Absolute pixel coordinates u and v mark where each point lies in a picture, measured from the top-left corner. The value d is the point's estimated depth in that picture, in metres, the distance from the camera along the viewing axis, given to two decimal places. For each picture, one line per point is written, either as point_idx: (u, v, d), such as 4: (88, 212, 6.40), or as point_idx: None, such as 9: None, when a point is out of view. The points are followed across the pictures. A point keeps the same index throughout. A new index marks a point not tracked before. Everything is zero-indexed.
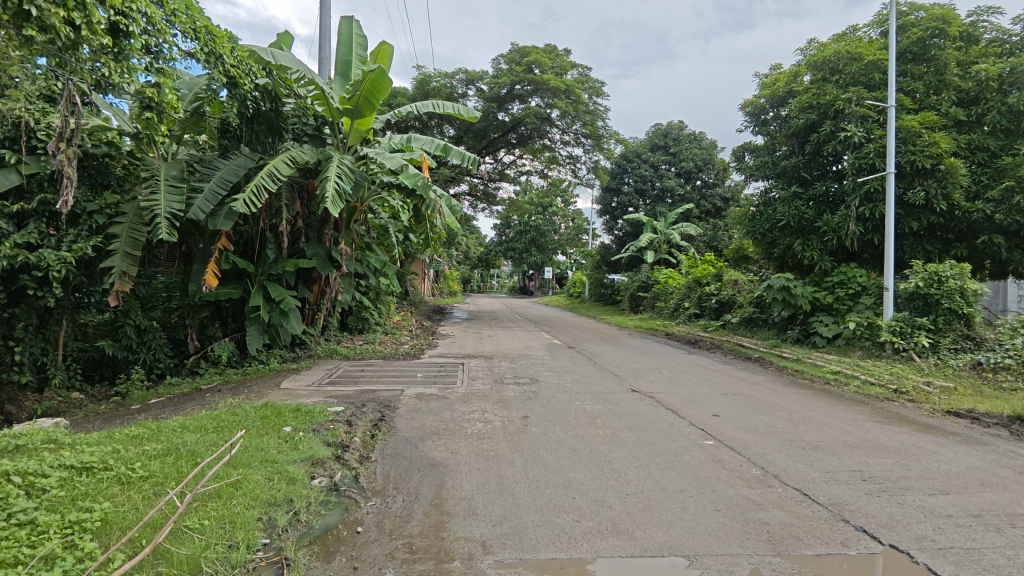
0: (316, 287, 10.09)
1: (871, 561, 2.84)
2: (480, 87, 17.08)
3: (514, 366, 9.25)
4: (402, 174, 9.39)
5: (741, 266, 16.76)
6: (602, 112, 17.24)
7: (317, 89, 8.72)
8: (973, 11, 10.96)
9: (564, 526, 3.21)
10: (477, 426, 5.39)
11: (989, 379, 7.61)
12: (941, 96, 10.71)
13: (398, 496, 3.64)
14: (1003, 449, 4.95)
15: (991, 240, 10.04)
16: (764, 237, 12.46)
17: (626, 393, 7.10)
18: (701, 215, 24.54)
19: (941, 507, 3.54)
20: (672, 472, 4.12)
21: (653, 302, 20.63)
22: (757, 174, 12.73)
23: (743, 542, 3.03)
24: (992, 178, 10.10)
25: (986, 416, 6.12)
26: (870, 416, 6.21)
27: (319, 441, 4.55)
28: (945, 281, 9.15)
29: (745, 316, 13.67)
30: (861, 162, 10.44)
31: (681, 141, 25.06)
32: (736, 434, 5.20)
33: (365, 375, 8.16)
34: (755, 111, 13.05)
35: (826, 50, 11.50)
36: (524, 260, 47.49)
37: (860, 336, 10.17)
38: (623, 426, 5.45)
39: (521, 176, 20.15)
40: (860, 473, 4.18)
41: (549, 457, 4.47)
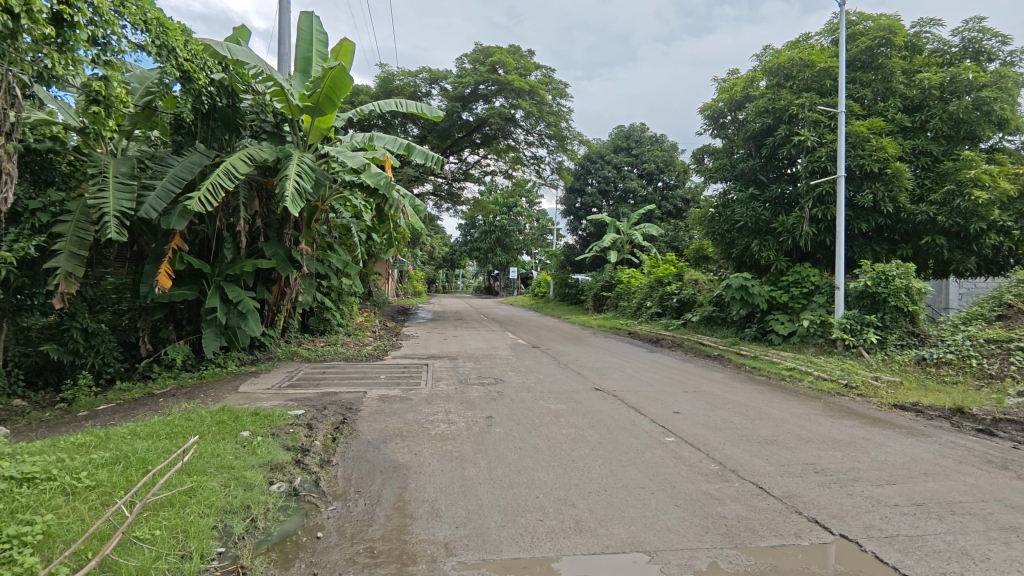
0: (275, 288, 9.86)
1: (823, 551, 2.95)
2: (444, 87, 16.99)
3: (479, 366, 9.24)
4: (364, 173, 9.25)
5: (702, 266, 17.14)
6: (566, 113, 17.37)
7: (276, 85, 8.53)
8: (917, 22, 11.48)
9: (527, 526, 3.21)
10: (441, 427, 5.36)
11: (933, 374, 7.99)
12: (887, 103, 11.19)
13: (360, 499, 3.58)
14: (945, 441, 5.20)
15: (934, 240, 10.50)
16: (723, 238, 12.78)
17: (589, 392, 7.17)
18: (663, 215, 24.96)
19: (887, 496, 3.70)
20: (634, 469, 4.18)
21: (616, 302, 20.92)
22: (716, 176, 13.03)
23: (701, 537, 3.10)
24: (934, 181, 10.61)
25: (929, 409, 6.42)
26: (823, 410, 6.44)
27: (279, 445, 4.45)
28: (892, 280, 9.55)
29: (704, 315, 13.99)
30: (814, 165, 10.80)
31: (642, 143, 25.51)
32: (696, 431, 5.31)
33: (326, 378, 8.02)
34: (713, 115, 13.37)
35: (780, 57, 11.86)
36: (489, 260, 47.50)
37: (814, 333, 10.52)
38: (587, 424, 5.50)
39: (485, 176, 20.14)
40: (813, 466, 4.32)
41: (513, 456, 4.48)
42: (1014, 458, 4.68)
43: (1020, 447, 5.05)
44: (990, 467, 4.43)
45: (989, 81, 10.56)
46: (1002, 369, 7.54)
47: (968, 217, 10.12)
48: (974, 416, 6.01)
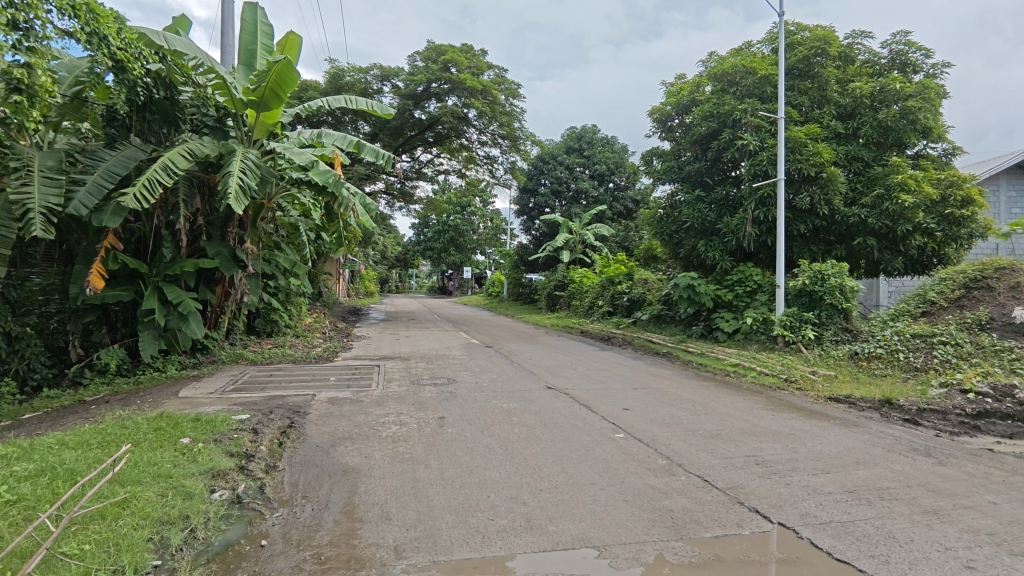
0: (219, 288, 9.50)
1: (765, 539, 3.06)
2: (396, 84, 16.76)
3: (431, 366, 9.17)
4: (312, 170, 9.04)
5: (651, 265, 17.59)
6: (519, 113, 17.45)
7: (218, 78, 8.24)
8: (850, 34, 12.10)
9: (478, 526, 3.21)
10: (392, 429, 5.28)
11: (864, 368, 8.45)
12: (823, 110, 11.75)
13: (307, 505, 3.49)
14: (875, 431, 5.50)
15: (866, 241, 11.09)
16: (671, 238, 13.13)
17: (541, 390, 7.22)
18: (614, 216, 25.37)
19: (822, 485, 3.89)
20: (585, 466, 4.24)
21: (569, 301, 21.16)
22: (664, 178, 13.35)
23: (649, 530, 3.17)
24: (865, 185, 11.22)
25: (861, 400, 6.79)
26: (764, 404, 6.72)
27: (221, 451, 4.28)
28: (828, 278, 10.04)
29: (654, 314, 14.32)
30: (756, 169, 11.22)
31: (594, 144, 25.88)
32: (644, 427, 5.43)
33: (273, 381, 7.78)
34: (661, 118, 13.59)
35: (724, 63, 12.30)
36: (442, 260, 47.21)
37: (756, 330, 10.92)
38: (540, 423, 5.54)
39: (438, 175, 20.03)
40: (754, 458, 4.49)
41: (465, 456, 4.47)
42: (936, 445, 5.01)
43: (942, 434, 5.40)
44: (914, 455, 4.71)
45: (915, 91, 11.24)
46: (926, 362, 8.04)
47: (896, 219, 10.74)
48: (901, 406, 6.38)
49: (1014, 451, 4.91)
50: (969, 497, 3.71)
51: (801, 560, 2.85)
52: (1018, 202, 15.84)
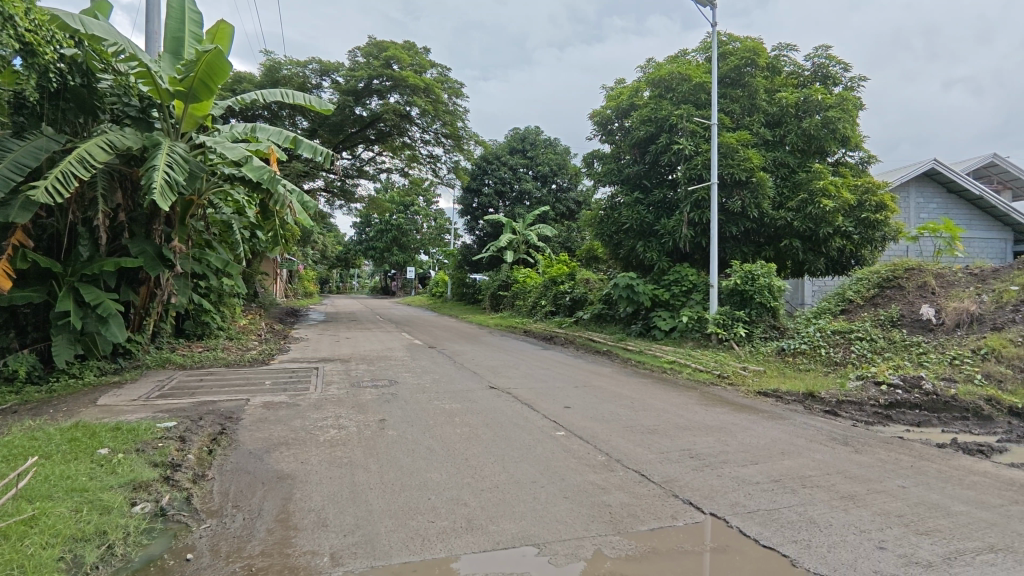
0: (143, 289, 8.95)
1: (700, 530, 3.18)
2: (335, 79, 16.35)
3: (372, 368, 9.01)
4: (246, 166, 8.68)
5: (592, 266, 17.94)
6: (462, 113, 17.40)
7: (141, 66, 7.79)
8: (777, 46, 12.75)
9: (418, 528, 3.17)
10: (330, 432, 5.14)
11: (790, 363, 8.92)
12: (752, 118, 12.32)
13: (238, 514, 3.34)
14: (799, 422, 5.82)
15: (791, 243, 11.71)
16: (611, 239, 13.42)
17: (484, 390, 7.22)
18: (557, 217, 25.71)
19: (751, 475, 4.07)
20: (526, 464, 4.27)
21: (513, 301, 21.28)
22: (604, 179, 13.60)
23: (588, 525, 3.23)
24: (791, 190, 11.87)
25: (787, 394, 7.16)
26: (698, 399, 6.98)
27: (142, 461, 4.04)
28: (757, 278, 10.55)
29: (595, 313, 14.56)
30: (691, 172, 11.64)
31: (537, 146, 26.12)
32: (584, 424, 5.52)
33: (204, 386, 7.40)
34: (601, 121, 13.84)
35: (661, 69, 12.66)
36: (385, 260, 46.38)
37: (692, 328, 11.31)
38: (482, 423, 5.54)
39: (380, 173, 19.69)
40: (689, 452, 4.65)
41: (406, 459, 4.40)
42: (853, 435, 5.35)
43: (858, 424, 5.78)
44: (834, 444, 5.01)
45: (835, 103, 11.98)
46: (845, 357, 8.58)
47: (818, 222, 11.42)
48: (822, 399, 6.78)
49: (921, 438, 5.31)
50: (882, 482, 3.98)
51: (732, 548, 2.97)
52: (926, 208, 17.15)
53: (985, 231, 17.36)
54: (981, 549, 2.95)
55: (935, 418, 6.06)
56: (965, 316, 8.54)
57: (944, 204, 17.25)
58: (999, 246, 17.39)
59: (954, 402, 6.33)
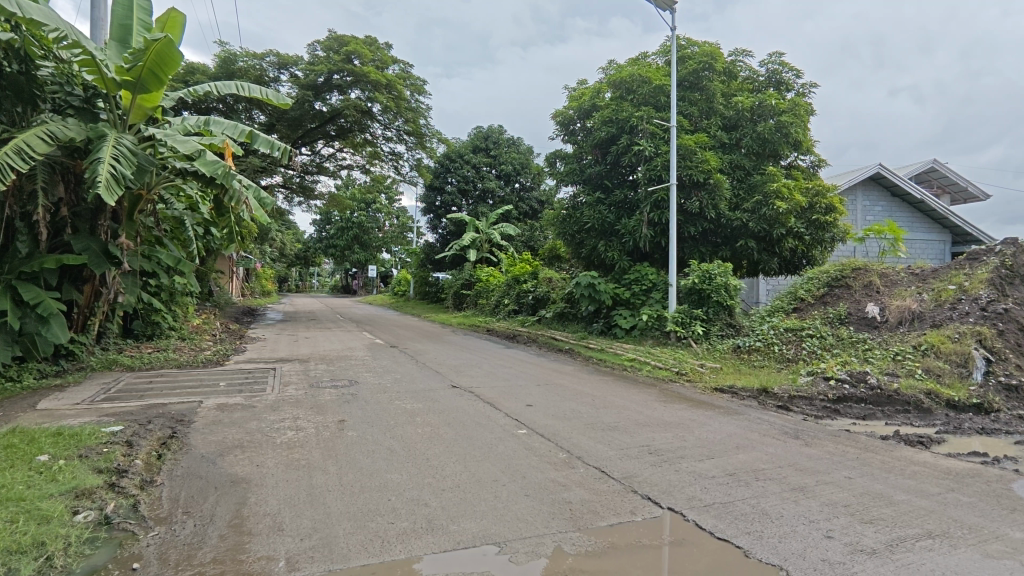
0: (88, 288, 8.55)
1: (658, 525, 3.23)
2: (294, 73, 15.97)
3: (332, 368, 8.85)
4: (199, 160, 8.38)
5: (555, 265, 18.07)
6: (424, 110, 17.25)
7: (85, 54, 7.43)
8: (733, 52, 13.09)
9: (377, 530, 3.13)
10: (287, 434, 5.02)
11: (746, 360, 9.19)
12: (710, 121, 12.62)
13: (189, 521, 3.23)
14: (753, 417, 6.00)
15: (747, 243, 12.05)
16: (574, 238, 13.54)
17: (446, 389, 7.18)
18: (520, 216, 25.79)
19: (707, 469, 4.18)
20: (487, 463, 4.26)
21: (476, 300, 21.25)
22: (567, 179, 13.70)
23: (548, 522, 3.25)
24: (746, 192, 12.21)
25: (742, 390, 7.37)
26: (658, 396, 7.11)
27: (86, 468, 3.85)
28: (714, 278, 10.82)
29: (557, 311, 14.64)
30: (651, 173, 11.83)
31: (500, 145, 26.13)
32: (546, 422, 5.55)
33: (154, 389, 7.11)
34: (563, 121, 13.94)
35: (623, 71, 12.80)
36: (346, 258, 45.60)
37: (651, 326, 11.49)
38: (443, 422, 5.50)
39: (340, 170, 19.33)
40: (648, 448, 4.73)
41: (365, 460, 4.33)
42: (803, 428, 5.55)
43: (808, 418, 6.01)
44: (785, 437, 5.19)
45: (788, 108, 12.37)
46: (797, 353, 8.89)
47: (772, 224, 11.80)
48: (775, 394, 7.01)
49: (866, 431, 5.55)
50: (829, 473, 4.14)
51: (688, 541, 3.04)
52: (872, 210, 17.91)
53: (925, 232, 18.26)
54: (919, 535, 3.10)
55: (879, 411, 6.36)
56: (907, 313, 8.96)
57: (888, 207, 18.04)
58: (939, 247, 18.32)
59: (896, 396, 6.65)
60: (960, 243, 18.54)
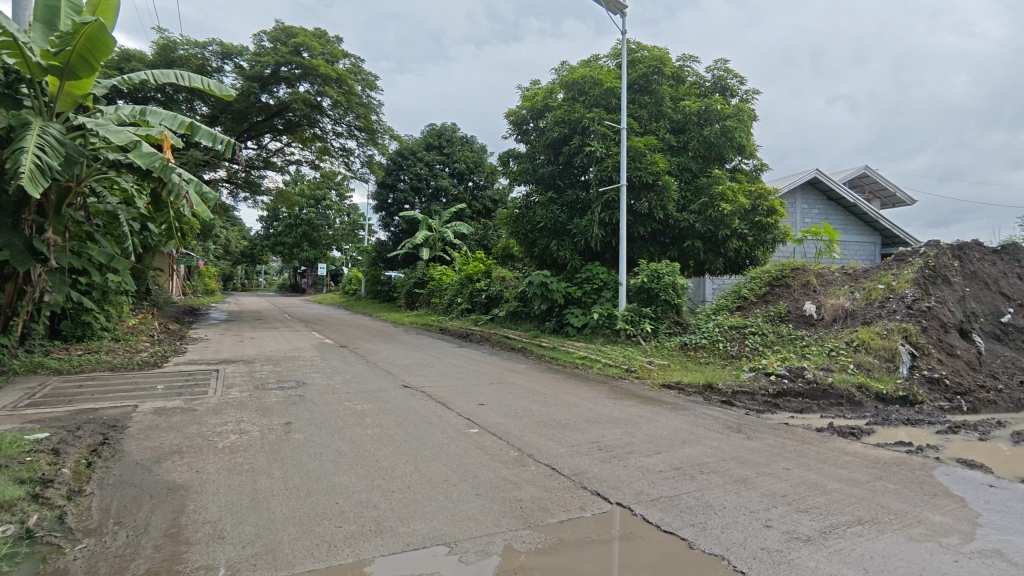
0: (10, 286, 8.04)
1: (606, 520, 3.29)
2: (238, 63, 15.41)
3: (278, 369, 8.59)
4: (134, 152, 7.96)
5: (508, 264, 18.11)
6: (376, 106, 16.97)
7: (6, 36, 6.94)
8: (681, 57, 13.43)
9: (324, 535, 3.05)
10: (230, 438, 4.84)
11: (692, 357, 9.47)
12: (659, 124, 12.93)
13: (121, 532, 3.07)
14: (698, 412, 6.19)
15: (693, 244, 12.42)
16: (526, 237, 13.62)
17: (398, 389, 7.08)
18: (473, 214, 25.72)
19: (654, 464, 4.28)
20: (439, 463, 4.23)
21: (429, 298, 21.07)
22: (520, 178, 13.74)
23: (499, 521, 3.25)
24: (693, 194, 12.57)
25: (688, 386, 7.59)
26: (608, 393, 7.23)
27: (5, 479, 3.59)
28: (662, 278, 11.09)
29: (510, 310, 14.69)
30: (602, 174, 12.00)
31: (453, 143, 26.00)
32: (498, 420, 5.55)
33: (84, 393, 6.71)
34: (517, 121, 14.00)
35: (575, 72, 12.94)
36: (295, 256, 44.31)
37: (602, 325, 11.63)
38: (394, 422, 5.42)
39: (288, 165, 18.80)
40: (597, 444, 4.81)
41: (312, 462, 4.23)
42: (745, 422, 5.76)
43: (750, 412, 6.25)
44: (729, 431, 5.37)
45: (732, 113, 12.79)
46: (740, 350, 9.23)
47: (717, 225, 12.22)
48: (719, 389, 7.26)
49: (802, 423, 5.81)
50: (769, 465, 4.31)
51: (637, 535, 3.10)
52: (809, 213, 18.77)
53: (858, 235, 19.27)
54: (851, 522, 3.27)
55: (815, 405, 6.68)
56: (841, 311, 9.45)
57: (824, 210, 18.94)
58: (870, 249, 19.39)
59: (831, 389, 7.00)
60: (889, 244, 19.65)
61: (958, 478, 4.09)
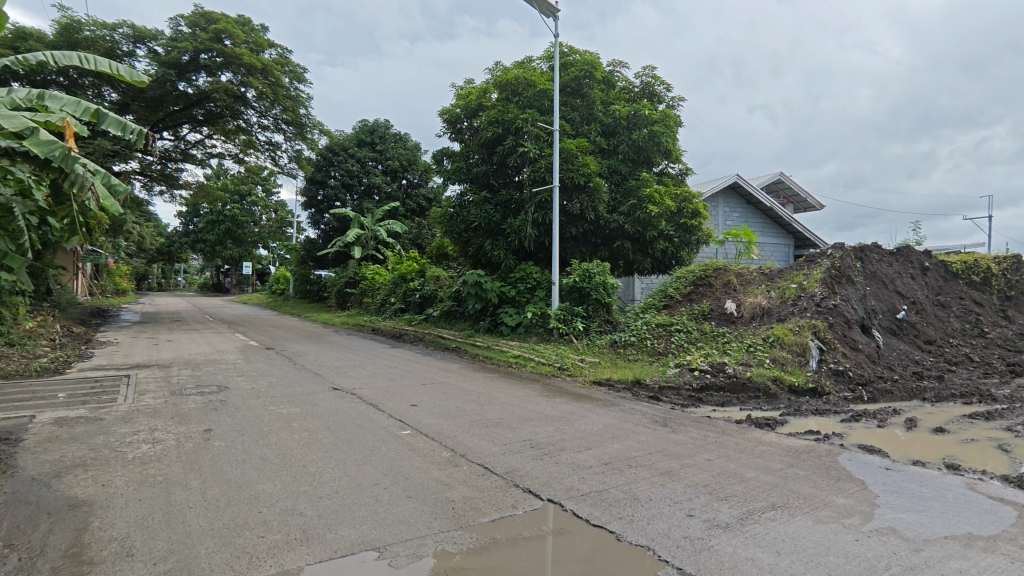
0: None
1: (538, 517, 3.32)
2: (153, 48, 14.48)
3: (197, 373, 8.12)
4: (30, 140, 7.27)
5: (442, 263, 17.97)
6: (305, 99, 16.37)
7: None
8: (612, 62, 13.78)
9: (245, 546, 2.91)
10: (141, 449, 4.52)
11: (621, 354, 9.74)
12: (590, 127, 13.21)
13: (12, 555, 2.80)
14: (627, 408, 6.37)
15: (623, 244, 12.81)
16: (461, 237, 13.59)
17: (327, 392, 6.86)
18: (406, 213, 25.36)
19: (585, 460, 4.37)
20: (369, 467, 4.13)
21: (361, 298, 20.60)
22: (453, 178, 13.67)
23: (430, 523, 3.22)
24: (623, 196, 12.96)
25: (618, 382, 7.81)
26: (540, 391, 7.32)
27: None
28: (593, 277, 11.34)
29: (444, 310, 14.58)
30: (535, 175, 12.11)
31: (386, 140, 25.51)
32: (431, 421, 5.49)
33: None
34: (451, 120, 13.94)
35: (508, 73, 13.00)
36: (217, 254, 42.07)
37: (536, 323, 11.73)
38: (322, 426, 5.26)
39: (210, 158, 17.86)
40: (529, 442, 4.85)
41: (234, 471, 4.03)
42: (671, 417, 5.99)
43: (675, 407, 6.51)
44: (655, 426, 5.57)
45: (660, 118, 13.27)
46: (667, 347, 9.60)
47: (645, 226, 12.66)
48: (647, 385, 7.52)
49: (723, 416, 6.10)
50: (692, 457, 4.50)
51: (568, 530, 3.16)
52: (730, 216, 19.76)
53: (774, 237, 20.48)
54: (765, 508, 3.47)
55: (735, 398, 7.05)
56: (758, 309, 10.00)
57: (744, 214, 19.99)
58: (784, 250, 20.65)
59: (749, 383, 7.40)
60: (801, 246, 21.00)
61: (860, 463, 4.43)
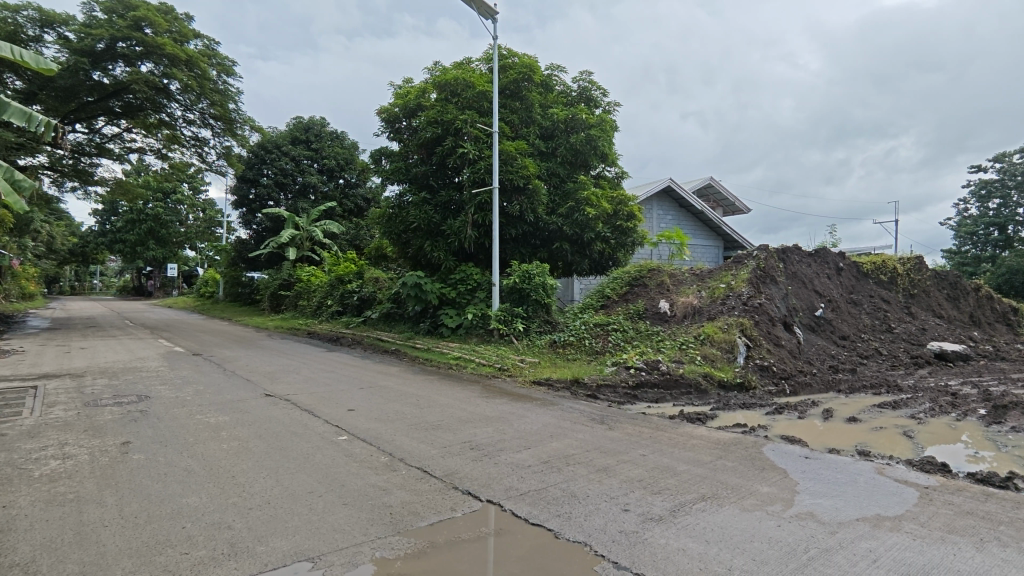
0: None
1: (477, 518, 3.31)
2: (64, 34, 13.50)
3: (115, 383, 7.60)
4: None
5: (380, 264, 17.63)
6: (234, 94, 15.71)
7: None
8: (550, 66, 13.97)
9: (166, 564, 2.75)
10: (49, 466, 4.19)
11: (561, 353, 9.89)
12: (529, 129, 13.33)
13: None
14: (566, 407, 6.47)
15: (561, 245, 13.00)
16: (400, 237, 13.39)
17: (258, 399, 6.58)
18: (343, 213, 24.73)
19: (524, 460, 4.40)
20: (303, 475, 4.00)
21: (296, 301, 19.94)
22: (392, 178, 13.46)
23: (367, 530, 3.15)
24: (561, 198, 13.18)
25: (557, 382, 7.92)
26: (481, 393, 7.32)
27: None
28: (533, 278, 11.43)
29: (383, 312, 14.33)
30: (475, 176, 12.11)
31: (322, 137, 24.77)
32: (369, 426, 5.38)
33: None
34: (389, 119, 13.75)
35: (447, 73, 12.92)
36: (138, 255, 39.57)
37: (476, 325, 11.73)
38: (253, 434, 5.05)
39: (129, 153, 16.80)
40: (469, 444, 4.84)
41: (155, 485, 3.80)
42: (608, 414, 6.13)
43: (613, 405, 6.66)
44: (593, 424, 5.68)
45: (596, 122, 13.57)
46: (604, 346, 9.81)
47: (583, 228, 12.91)
48: (586, 384, 7.65)
49: (658, 412, 6.30)
50: (628, 453, 4.62)
51: (507, 529, 3.17)
52: (664, 218, 20.42)
53: (705, 239, 21.33)
54: (695, 499, 3.61)
55: (669, 394, 7.29)
56: (689, 309, 10.39)
57: (676, 216, 20.71)
58: (713, 252, 21.55)
59: (682, 379, 7.67)
60: (730, 248, 21.98)
61: (782, 453, 4.68)
